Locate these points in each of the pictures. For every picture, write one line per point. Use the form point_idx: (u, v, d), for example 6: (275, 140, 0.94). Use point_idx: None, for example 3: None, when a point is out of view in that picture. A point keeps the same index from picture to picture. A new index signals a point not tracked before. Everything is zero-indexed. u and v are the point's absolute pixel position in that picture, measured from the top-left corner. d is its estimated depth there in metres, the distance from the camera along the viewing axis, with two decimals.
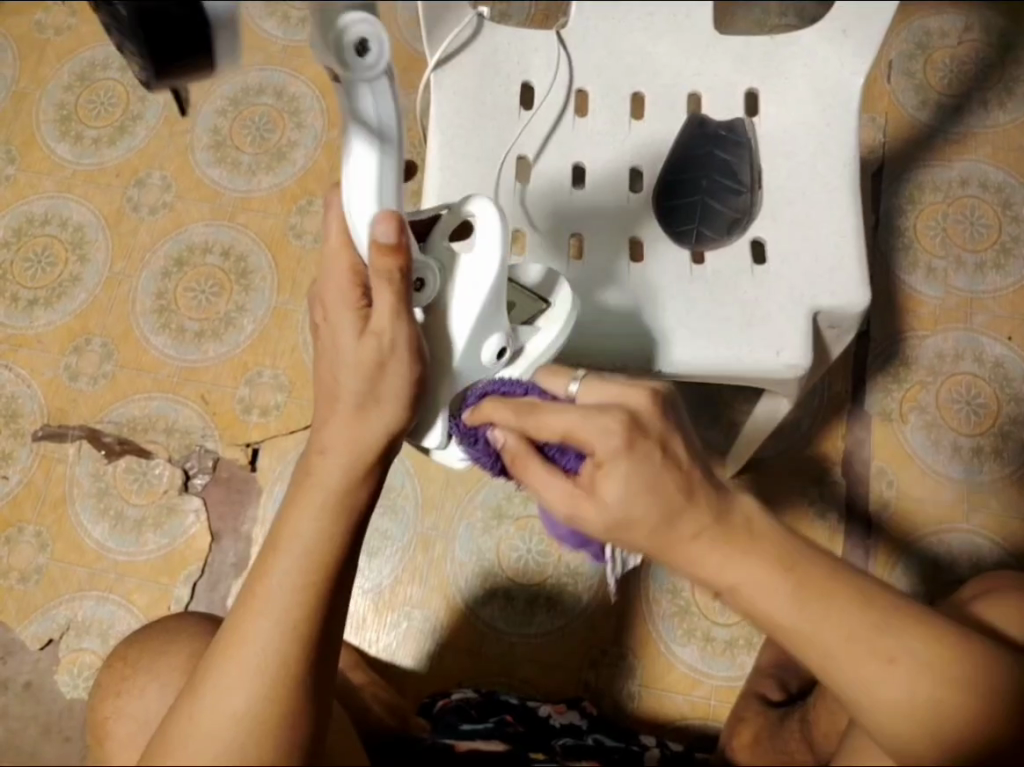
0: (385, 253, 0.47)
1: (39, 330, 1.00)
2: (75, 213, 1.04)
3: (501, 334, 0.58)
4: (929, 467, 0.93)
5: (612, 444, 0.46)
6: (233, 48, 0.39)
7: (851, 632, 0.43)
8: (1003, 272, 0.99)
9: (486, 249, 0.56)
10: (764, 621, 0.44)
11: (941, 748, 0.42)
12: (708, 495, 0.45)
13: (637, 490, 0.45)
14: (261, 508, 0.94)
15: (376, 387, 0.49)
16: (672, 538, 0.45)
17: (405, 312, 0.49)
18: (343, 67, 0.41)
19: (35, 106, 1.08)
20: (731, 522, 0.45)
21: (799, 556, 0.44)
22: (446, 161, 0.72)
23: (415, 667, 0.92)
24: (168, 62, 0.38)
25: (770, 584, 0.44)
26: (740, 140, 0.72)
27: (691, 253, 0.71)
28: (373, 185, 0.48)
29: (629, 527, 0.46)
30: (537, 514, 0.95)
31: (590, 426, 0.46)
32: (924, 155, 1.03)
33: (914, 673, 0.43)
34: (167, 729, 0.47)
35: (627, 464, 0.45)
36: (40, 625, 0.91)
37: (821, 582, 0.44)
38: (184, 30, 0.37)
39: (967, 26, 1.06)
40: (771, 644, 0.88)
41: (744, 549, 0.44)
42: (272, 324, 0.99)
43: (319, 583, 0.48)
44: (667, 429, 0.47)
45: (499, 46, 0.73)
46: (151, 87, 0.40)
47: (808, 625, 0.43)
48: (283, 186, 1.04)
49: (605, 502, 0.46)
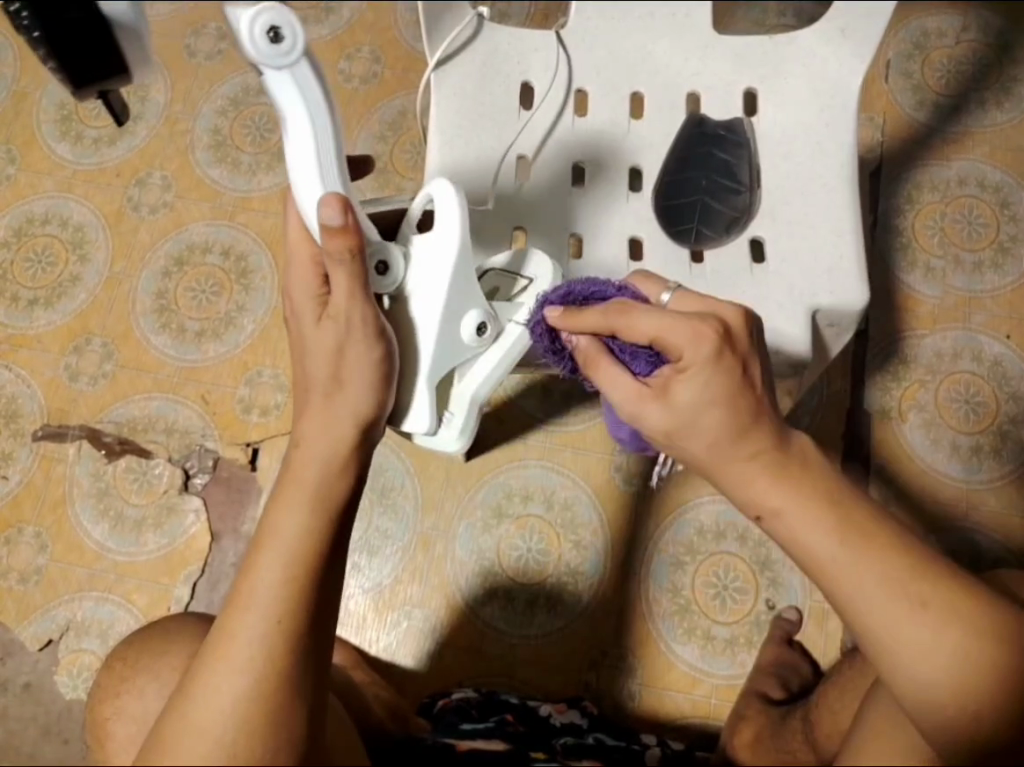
0: (335, 235, 0.50)
1: (39, 330, 1.00)
2: (76, 213, 1.04)
3: (478, 311, 0.61)
4: (928, 466, 0.93)
5: (702, 353, 0.49)
6: (139, 54, 0.45)
7: (888, 576, 0.45)
8: (1001, 271, 0.99)
9: (445, 228, 0.60)
10: (804, 555, 0.47)
11: (973, 701, 0.43)
12: (770, 419, 0.49)
13: (711, 398, 0.49)
14: (261, 507, 0.94)
15: (339, 371, 0.53)
16: (728, 452, 0.49)
17: (360, 294, 0.53)
18: (259, 54, 0.46)
19: (35, 106, 1.08)
20: (787, 447, 0.49)
21: (842, 496, 0.47)
22: (447, 160, 0.72)
23: (416, 667, 0.92)
24: (86, 72, 0.45)
25: (815, 517, 0.46)
26: (739, 140, 0.72)
27: (690, 253, 0.71)
28: (316, 168, 0.53)
29: (691, 434, 0.50)
30: (537, 514, 0.95)
31: (679, 332, 0.49)
32: (922, 155, 1.03)
33: (941, 623, 0.44)
34: (158, 733, 0.47)
35: (708, 376, 0.49)
36: (39, 626, 0.91)
37: (865, 524, 0.46)
38: (97, 45, 0.43)
39: (966, 26, 1.06)
40: (772, 642, 0.89)
41: (789, 477, 0.48)
42: (272, 324, 1.00)
43: (303, 578, 0.49)
44: (749, 349, 0.50)
45: (499, 46, 0.73)
46: (76, 95, 0.47)
47: (848, 560, 0.45)
48: (284, 186, 1.04)
49: (674, 406, 0.50)
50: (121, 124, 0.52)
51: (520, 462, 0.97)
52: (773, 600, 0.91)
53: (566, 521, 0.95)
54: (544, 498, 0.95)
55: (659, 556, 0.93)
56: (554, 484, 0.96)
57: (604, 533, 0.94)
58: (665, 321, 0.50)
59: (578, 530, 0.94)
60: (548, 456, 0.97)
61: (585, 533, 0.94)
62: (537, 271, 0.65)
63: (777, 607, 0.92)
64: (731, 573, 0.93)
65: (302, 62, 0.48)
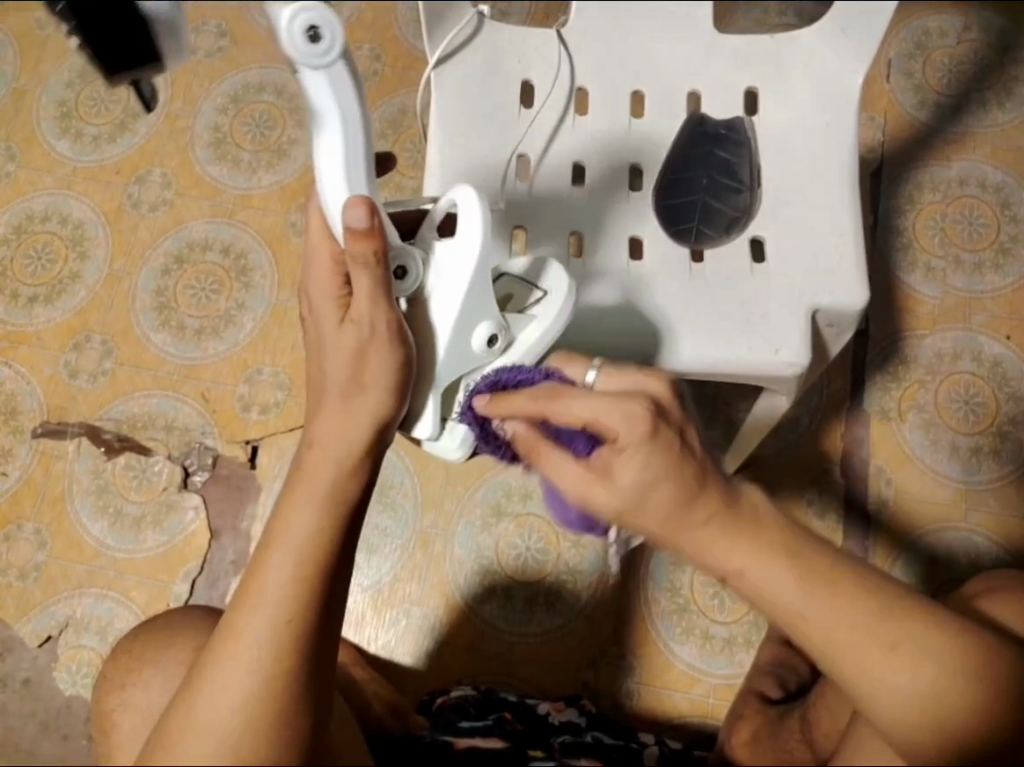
0: (359, 237, 0.50)
1: (38, 327, 1.00)
2: (76, 210, 1.04)
3: (490, 322, 0.61)
4: (927, 466, 0.93)
5: (637, 432, 0.44)
6: (173, 35, 0.42)
7: (856, 621, 0.43)
8: (1002, 271, 0.99)
9: (467, 237, 0.60)
10: (772, 609, 0.44)
11: (952, 733, 0.42)
12: (717, 485, 0.45)
13: (653, 475, 0.44)
14: (260, 505, 0.94)
15: (360, 373, 0.52)
16: (684, 524, 0.45)
17: (383, 297, 0.52)
18: (297, 53, 0.46)
19: (35, 103, 1.08)
20: (740, 510, 0.45)
21: (804, 545, 0.44)
22: (447, 158, 0.72)
23: (415, 665, 0.92)
24: (114, 54, 0.42)
25: (776, 572, 0.43)
26: (740, 139, 0.72)
27: (690, 252, 0.71)
28: (343, 172, 0.53)
29: (643, 512, 0.45)
30: (536, 512, 0.95)
31: (612, 414, 0.45)
32: (923, 155, 1.03)
33: (918, 661, 0.42)
34: (164, 728, 0.47)
35: (646, 453, 0.44)
36: (39, 623, 0.91)
37: (827, 568, 0.44)
38: (124, 22, 0.41)
39: (967, 26, 1.06)
40: (771, 641, 0.88)
41: (749, 536, 0.44)
42: (272, 322, 1.00)
43: (312, 577, 0.48)
44: (682, 422, 0.46)
45: (500, 45, 0.74)
46: (107, 79, 0.43)
47: (814, 611, 0.43)
48: (284, 184, 1.04)
49: (619, 487, 0.45)
50: (154, 112, 0.48)
51: (520, 460, 0.97)
52: None
53: None
54: (544, 496, 0.95)
55: (659, 555, 0.93)
56: None
57: (604, 532, 0.94)
58: (597, 403, 0.46)
59: None
60: None
61: None
62: (553, 284, 0.64)
63: None
64: None
65: (338, 63, 0.47)
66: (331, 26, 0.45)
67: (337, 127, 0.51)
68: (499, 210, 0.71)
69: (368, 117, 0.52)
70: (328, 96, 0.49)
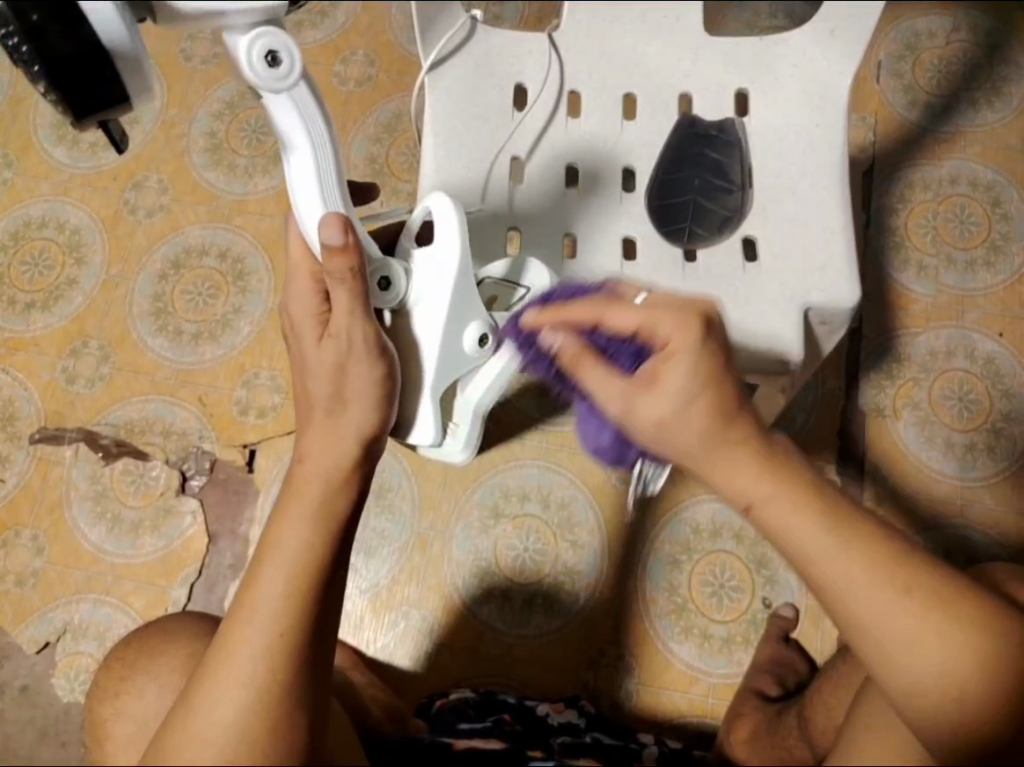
0: (335, 254, 0.51)
1: (36, 334, 1.00)
2: (72, 217, 1.05)
3: (479, 321, 0.62)
4: (922, 463, 0.94)
5: (686, 339, 0.49)
6: (138, 75, 0.46)
7: (872, 561, 0.46)
8: (993, 269, 0.99)
9: (445, 244, 0.60)
10: (791, 547, 0.47)
11: (960, 684, 0.44)
12: (751, 414, 0.50)
13: (697, 389, 0.49)
14: (258, 509, 0.94)
15: (342, 388, 0.53)
16: (720, 443, 0.49)
17: (361, 312, 0.54)
18: (258, 78, 0.50)
19: (32, 111, 1.08)
20: (773, 446, 0.49)
21: (828, 492, 0.48)
22: (441, 160, 0.72)
23: (414, 669, 0.92)
24: (87, 93, 0.44)
25: (801, 509, 0.47)
26: (730, 141, 0.73)
27: (683, 251, 0.72)
28: (317, 192, 0.55)
29: (682, 423, 0.49)
30: (532, 514, 0.95)
31: (670, 320, 0.50)
32: (913, 154, 1.04)
33: (928, 610, 0.45)
34: (159, 745, 0.47)
35: (694, 361, 0.49)
36: (36, 629, 0.90)
37: (850, 517, 0.47)
38: (93, 67, 0.43)
39: (956, 28, 1.07)
40: (768, 639, 0.89)
41: (775, 469, 0.48)
42: (268, 326, 1.00)
43: (303, 590, 0.48)
44: (725, 339, 0.51)
45: (493, 49, 0.74)
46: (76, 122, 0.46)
47: (835, 548, 0.46)
48: (280, 188, 1.05)
49: (665, 396, 0.50)
50: (122, 151, 0.51)
51: (517, 462, 0.97)
52: (770, 598, 0.92)
53: (563, 520, 0.95)
54: (540, 497, 0.96)
55: (656, 555, 0.94)
56: (550, 484, 0.96)
57: (601, 532, 0.95)
58: (655, 308, 0.51)
59: (575, 529, 0.95)
60: (546, 457, 0.97)
61: (582, 533, 0.94)
62: (535, 281, 0.66)
63: (773, 604, 0.92)
64: (727, 571, 0.93)
65: (299, 84, 0.51)
66: (291, 53, 0.50)
67: (305, 149, 0.54)
68: (492, 211, 0.71)
69: (335, 140, 0.55)
70: (293, 117, 0.53)
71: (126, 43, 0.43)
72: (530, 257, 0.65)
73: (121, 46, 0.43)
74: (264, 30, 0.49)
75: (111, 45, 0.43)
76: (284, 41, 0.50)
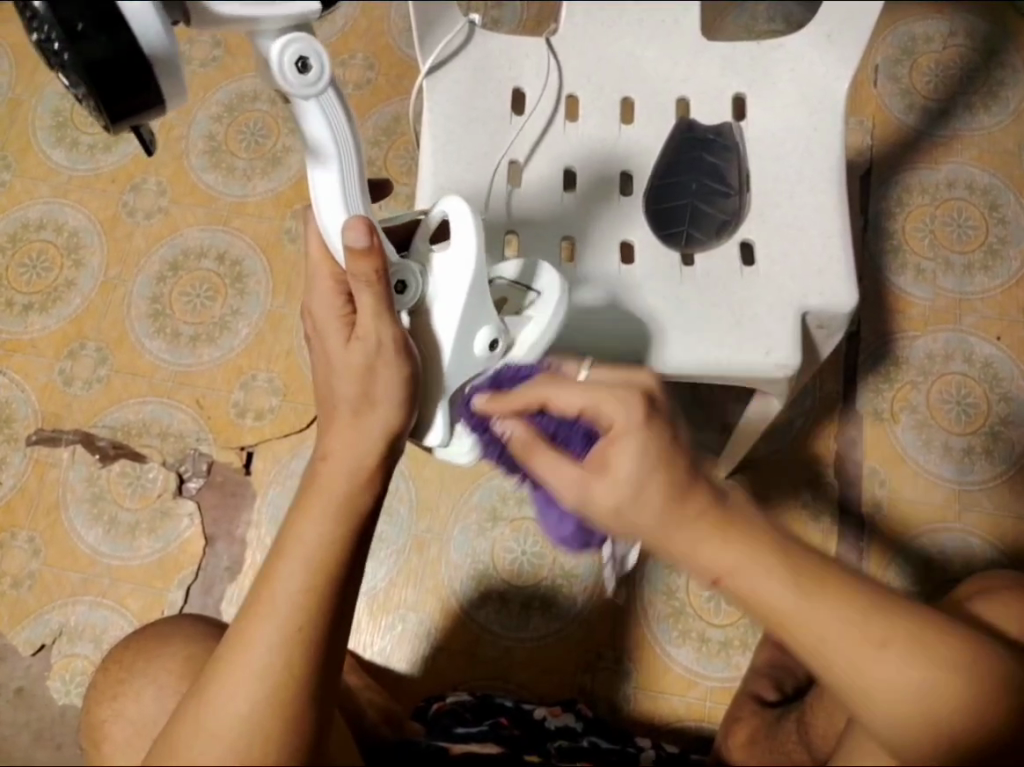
0: (361, 257, 0.50)
1: (33, 335, 1.00)
2: (71, 219, 1.05)
3: (490, 326, 0.61)
4: (919, 466, 0.94)
5: (632, 419, 0.46)
6: (174, 82, 0.43)
7: (849, 621, 0.43)
8: (991, 273, 1.00)
9: (462, 246, 0.60)
10: (766, 613, 0.44)
11: (937, 727, 0.43)
12: (709, 487, 0.45)
13: (652, 465, 0.45)
14: (256, 512, 0.94)
15: (369, 389, 0.52)
16: (680, 521, 0.44)
17: (387, 312, 0.52)
18: (288, 85, 0.48)
19: (31, 114, 1.08)
20: (732, 515, 0.45)
21: (799, 557, 0.44)
22: (439, 164, 0.72)
23: (410, 673, 0.91)
24: (122, 100, 0.42)
25: (772, 576, 0.43)
26: (728, 145, 0.73)
27: (681, 255, 0.71)
28: (341, 198, 0.53)
29: (636, 508, 0.45)
30: (530, 517, 0.95)
31: (613, 402, 0.47)
32: (911, 159, 1.04)
33: (908, 660, 0.43)
34: (171, 734, 0.47)
35: (646, 439, 0.45)
36: (32, 631, 0.90)
37: (819, 572, 0.44)
38: (132, 73, 0.41)
39: (953, 32, 1.08)
40: (767, 642, 0.89)
41: (743, 540, 0.44)
42: (266, 329, 1.00)
43: (322, 586, 0.48)
44: (670, 412, 0.48)
45: (490, 52, 0.74)
46: (108, 128, 0.43)
47: (809, 613, 0.43)
48: (278, 191, 1.05)
49: (617, 479, 0.45)
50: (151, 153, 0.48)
51: None
52: None
53: None
54: None
55: (654, 558, 0.93)
56: None
57: None
58: (596, 387, 0.48)
59: None
60: None
61: None
62: (546, 286, 0.64)
63: None
64: None
65: (327, 91, 0.49)
66: (320, 58, 0.48)
67: (331, 156, 0.52)
68: (490, 215, 0.71)
69: (361, 146, 0.53)
70: (316, 126, 0.51)
71: (166, 47, 0.41)
72: (541, 263, 0.64)
73: (159, 50, 0.41)
74: (295, 35, 0.47)
75: (150, 50, 0.41)
76: (315, 48, 0.48)
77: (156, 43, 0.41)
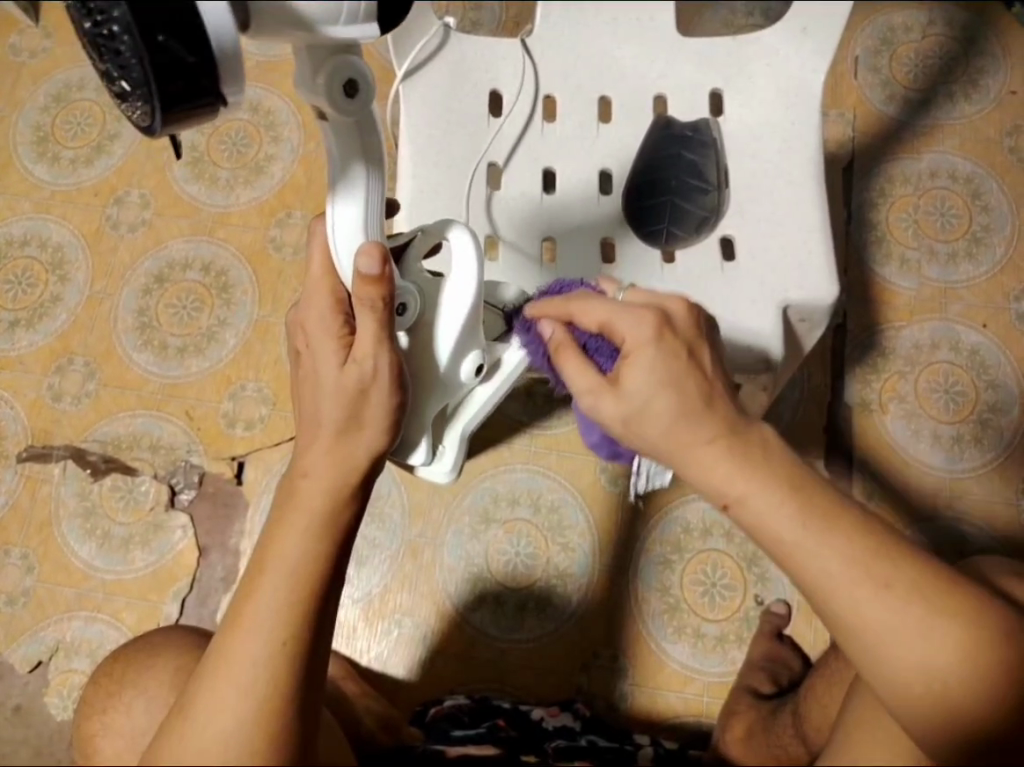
0: (368, 283, 0.50)
1: (20, 352, 1.00)
2: (55, 234, 1.05)
3: (479, 351, 0.62)
4: (910, 456, 0.94)
5: (645, 334, 0.49)
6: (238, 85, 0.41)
7: (851, 556, 0.43)
8: (976, 261, 1.00)
9: (463, 275, 0.59)
10: (768, 542, 0.45)
11: (946, 684, 0.42)
12: (724, 407, 0.48)
13: (660, 381, 0.48)
14: (249, 522, 0.94)
15: (359, 412, 0.52)
16: (688, 438, 0.47)
17: (386, 339, 0.52)
18: (334, 103, 0.47)
19: (12, 129, 1.08)
20: (745, 435, 0.47)
21: (804, 479, 0.46)
22: (417, 168, 0.72)
23: (408, 678, 0.91)
24: (184, 103, 0.39)
25: (774, 499, 0.45)
26: (706, 140, 0.73)
27: (661, 253, 0.72)
28: (359, 218, 0.53)
29: (646, 420, 0.48)
30: (523, 517, 0.95)
31: (626, 318, 0.50)
32: (893, 149, 1.04)
33: (909, 604, 0.43)
34: (158, 752, 0.47)
35: (653, 356, 0.48)
36: (28, 648, 0.90)
37: (821, 501, 0.45)
38: (197, 78, 0.39)
39: (932, 22, 1.08)
40: (762, 636, 0.89)
41: (754, 460, 0.46)
42: (254, 338, 1.00)
43: (305, 599, 0.48)
44: (690, 335, 0.50)
45: (467, 56, 0.75)
46: (157, 130, 0.41)
47: (808, 543, 0.44)
48: (261, 200, 1.05)
49: (628, 393, 0.49)
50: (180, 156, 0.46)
51: (506, 466, 0.97)
52: (761, 595, 0.92)
53: (554, 523, 0.95)
54: (531, 501, 0.96)
55: (648, 556, 0.94)
56: (541, 487, 0.96)
57: (593, 534, 0.95)
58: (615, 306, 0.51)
59: (566, 533, 0.95)
60: (534, 459, 0.97)
61: (573, 535, 0.94)
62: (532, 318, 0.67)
63: (765, 601, 0.92)
64: (719, 570, 0.93)
65: (371, 111, 0.49)
66: (366, 75, 0.47)
67: (361, 181, 0.52)
68: (469, 216, 0.71)
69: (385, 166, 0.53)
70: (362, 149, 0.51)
71: (236, 53, 0.39)
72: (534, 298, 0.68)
73: (229, 53, 0.39)
74: (349, 55, 0.46)
75: (221, 54, 0.39)
76: (361, 67, 0.47)
77: (228, 45, 0.39)
